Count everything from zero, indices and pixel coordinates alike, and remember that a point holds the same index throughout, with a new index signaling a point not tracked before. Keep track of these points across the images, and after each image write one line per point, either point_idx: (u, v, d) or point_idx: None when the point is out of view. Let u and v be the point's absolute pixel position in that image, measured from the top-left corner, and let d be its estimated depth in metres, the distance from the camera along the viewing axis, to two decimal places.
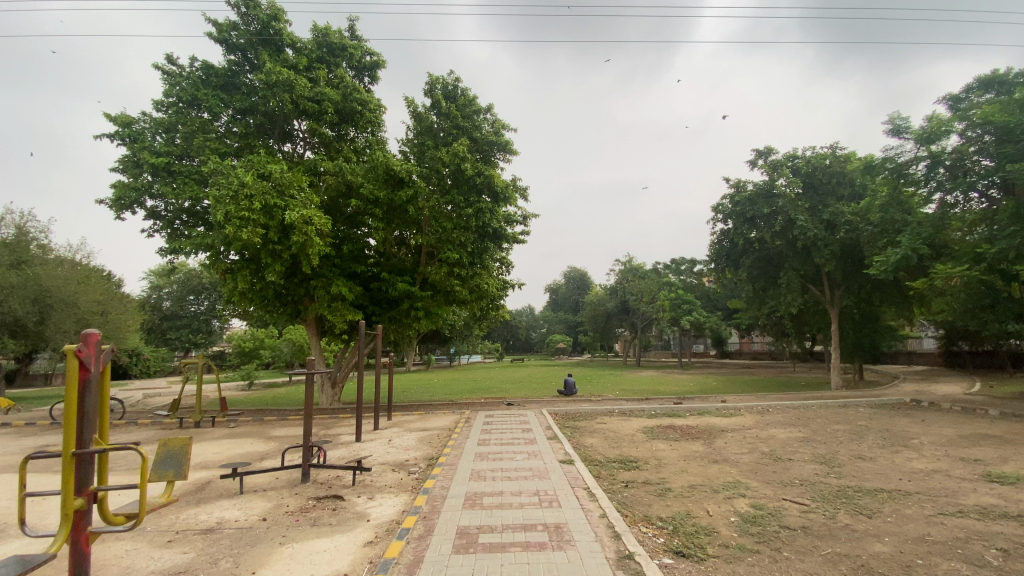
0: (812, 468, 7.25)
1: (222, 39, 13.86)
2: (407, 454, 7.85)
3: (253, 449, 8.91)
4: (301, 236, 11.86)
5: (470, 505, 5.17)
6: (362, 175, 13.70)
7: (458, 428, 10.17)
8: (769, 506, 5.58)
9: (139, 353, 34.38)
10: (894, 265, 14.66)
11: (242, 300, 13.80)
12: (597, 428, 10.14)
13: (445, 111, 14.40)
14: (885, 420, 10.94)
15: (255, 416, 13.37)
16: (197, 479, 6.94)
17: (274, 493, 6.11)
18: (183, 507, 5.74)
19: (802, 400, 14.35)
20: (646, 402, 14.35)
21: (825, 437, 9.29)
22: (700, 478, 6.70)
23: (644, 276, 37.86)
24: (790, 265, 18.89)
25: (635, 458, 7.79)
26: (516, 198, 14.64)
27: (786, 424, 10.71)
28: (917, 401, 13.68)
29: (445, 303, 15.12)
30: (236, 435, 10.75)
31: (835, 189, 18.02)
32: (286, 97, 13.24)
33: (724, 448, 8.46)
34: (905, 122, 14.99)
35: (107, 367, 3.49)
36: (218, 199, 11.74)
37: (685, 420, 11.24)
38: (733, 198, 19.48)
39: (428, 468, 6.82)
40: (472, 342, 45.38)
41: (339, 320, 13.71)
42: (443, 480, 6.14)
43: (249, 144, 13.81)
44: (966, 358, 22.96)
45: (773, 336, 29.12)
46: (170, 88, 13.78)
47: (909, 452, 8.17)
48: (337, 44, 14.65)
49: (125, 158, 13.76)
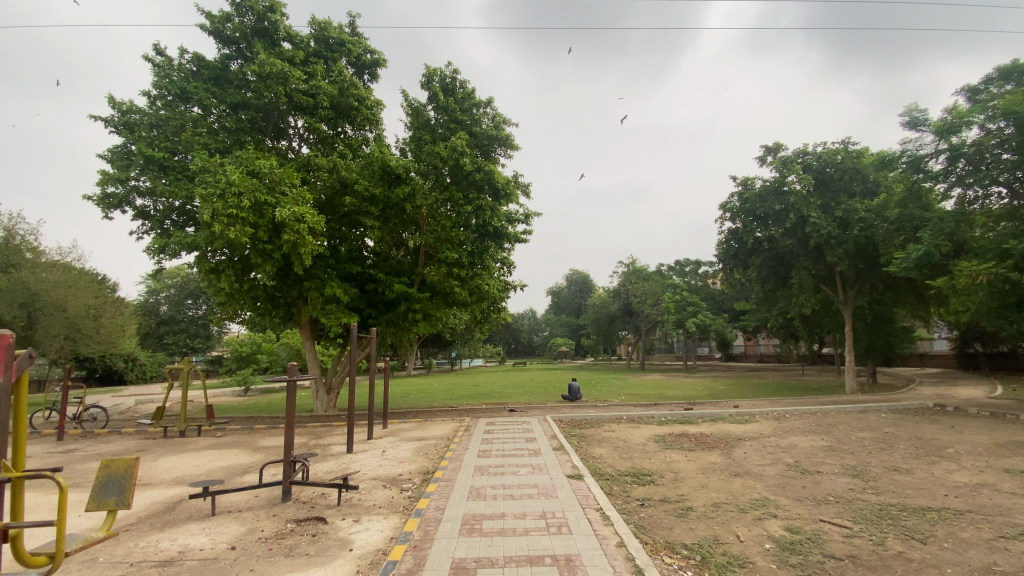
0: (846, 482, 6.60)
1: (216, 31, 13.31)
2: (401, 467, 7.21)
3: (237, 461, 8.29)
4: (293, 235, 11.19)
5: (467, 531, 4.53)
6: (356, 172, 13.06)
7: (457, 437, 9.51)
8: (807, 530, 4.94)
9: (135, 358, 33.78)
10: (914, 262, 13.94)
11: (231, 302, 13.20)
12: (605, 438, 9.49)
13: (444, 105, 13.77)
14: (912, 427, 10.27)
15: (245, 424, 12.74)
16: (167, 497, 6.30)
17: (250, 515, 5.47)
18: (144, 534, 5.10)
19: (818, 405, 13.62)
20: (655, 408, 13.64)
21: (852, 446, 8.63)
22: (724, 495, 6.04)
23: (647, 278, 37.30)
24: (802, 264, 18.23)
25: (649, 471, 7.13)
26: (517, 196, 14.04)
27: (807, 431, 10.03)
28: (940, 406, 12.98)
29: (444, 305, 14.51)
30: (221, 445, 10.11)
31: (848, 185, 17.35)
32: (279, 89, 12.60)
33: (746, 460, 7.81)
34: (923, 115, 14.42)
35: (23, 376, 2.94)
36: (206, 198, 11.09)
37: (698, 428, 10.58)
38: (742, 194, 18.84)
39: (423, 485, 6.17)
40: (474, 347, 44.76)
41: (333, 322, 13.08)
42: (438, 499, 5.48)
43: (240, 139, 13.11)
44: (982, 360, 22.28)
45: (780, 339, 28.45)
46: (159, 80, 13.17)
47: (948, 463, 7.51)
48: (336, 38, 13.96)
49: (117, 148, 13.22)
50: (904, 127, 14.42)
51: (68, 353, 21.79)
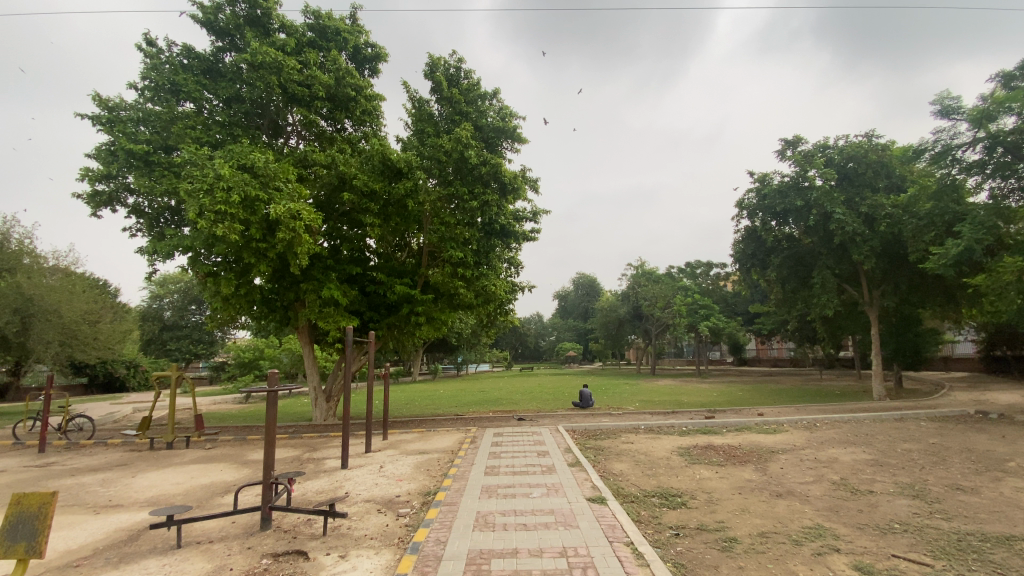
0: (907, 505, 5.78)
1: (208, 22, 12.63)
2: (399, 487, 6.43)
3: (221, 478, 7.54)
4: (288, 232, 10.30)
5: (473, 573, 3.75)
6: (355, 166, 12.26)
7: (462, 450, 8.71)
8: (880, 569, 4.13)
9: (136, 364, 33.22)
10: (954, 259, 12.97)
11: (227, 307, 12.45)
12: (625, 450, 8.69)
13: (448, 96, 13.09)
14: (960, 438, 9.40)
15: (238, 435, 11.94)
16: (135, 522, 5.56)
17: (220, 547, 4.71)
18: (93, 571, 4.33)
19: (849, 413, 12.73)
20: (674, 417, 12.75)
21: (901, 460, 7.79)
22: (770, 521, 5.23)
23: (658, 280, 36.41)
24: (824, 263, 17.39)
25: (678, 492, 6.31)
26: (526, 192, 13.35)
27: (844, 442, 9.18)
28: (983, 413, 12.06)
29: (448, 308, 13.71)
30: (209, 459, 9.35)
31: (873, 180, 16.46)
32: (272, 79, 11.83)
33: (784, 476, 6.99)
34: (955, 102, 13.58)
35: None
36: (191, 193, 10.19)
37: (724, 438, 9.78)
38: (759, 191, 17.97)
39: (422, 510, 5.40)
40: (481, 352, 43.94)
41: (332, 326, 12.29)
42: (438, 529, 4.70)
43: (232, 133, 12.38)
44: (1012, 363, 21.28)
45: (797, 342, 27.49)
46: (148, 71, 12.52)
47: (1016, 480, 6.67)
48: (331, 28, 13.13)
49: (103, 147, 12.57)
50: (936, 116, 13.61)
51: (64, 360, 21.10)
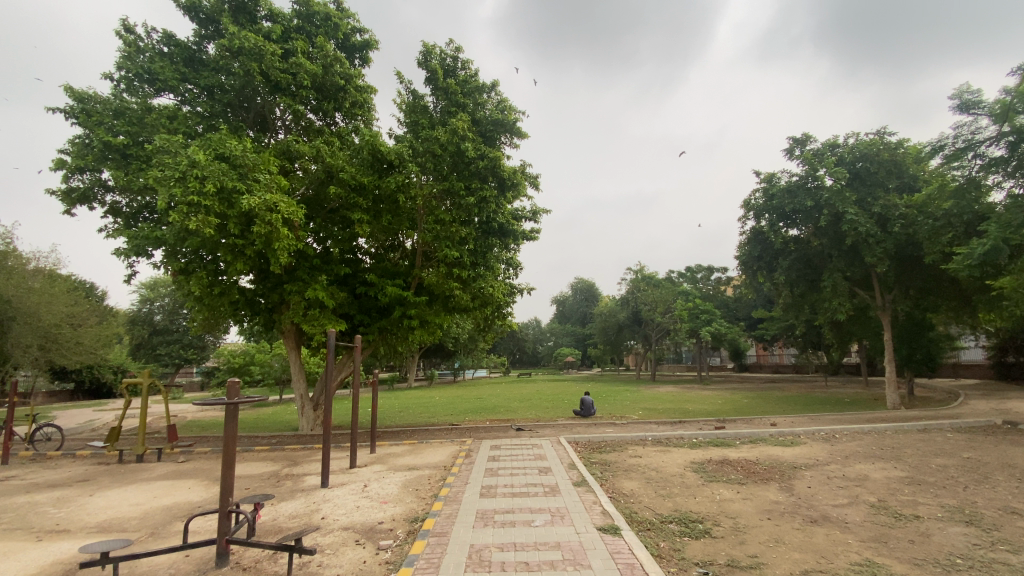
0: (963, 534, 5.04)
1: (190, 8, 11.95)
2: (383, 512, 5.66)
3: (187, 498, 6.75)
4: (264, 226, 9.53)
5: None
6: (343, 159, 11.53)
7: (455, 467, 7.93)
8: None
9: (125, 370, 32.33)
10: (979, 259, 12.23)
11: (204, 308, 11.64)
12: (633, 466, 7.95)
13: (444, 87, 12.41)
14: (994, 451, 8.70)
15: (215, 446, 11.11)
16: (76, 556, 4.79)
17: None
18: None
19: (868, 423, 12.01)
20: (682, 427, 11.98)
21: (938, 478, 7.07)
22: (813, 556, 4.48)
23: (659, 285, 35.09)
24: (835, 265, 16.67)
25: (699, 517, 5.56)
26: (525, 187, 12.62)
27: (871, 456, 8.47)
28: (1010, 423, 11.34)
29: (444, 311, 12.98)
30: (179, 474, 8.55)
31: (885, 179, 15.85)
32: (253, 66, 11.09)
33: (815, 498, 6.26)
34: (976, 97, 12.94)
35: None
36: (163, 181, 9.45)
37: (739, 452, 9.05)
38: (766, 192, 17.35)
39: (407, 543, 4.63)
40: (477, 358, 42.99)
41: (317, 330, 11.51)
42: (424, 569, 3.94)
43: (213, 126, 11.68)
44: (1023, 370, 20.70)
45: (801, 347, 26.82)
46: (124, 58, 11.78)
47: None
48: (322, 15, 12.45)
49: (77, 139, 11.81)
50: (955, 111, 12.94)
51: (42, 365, 20.17)
